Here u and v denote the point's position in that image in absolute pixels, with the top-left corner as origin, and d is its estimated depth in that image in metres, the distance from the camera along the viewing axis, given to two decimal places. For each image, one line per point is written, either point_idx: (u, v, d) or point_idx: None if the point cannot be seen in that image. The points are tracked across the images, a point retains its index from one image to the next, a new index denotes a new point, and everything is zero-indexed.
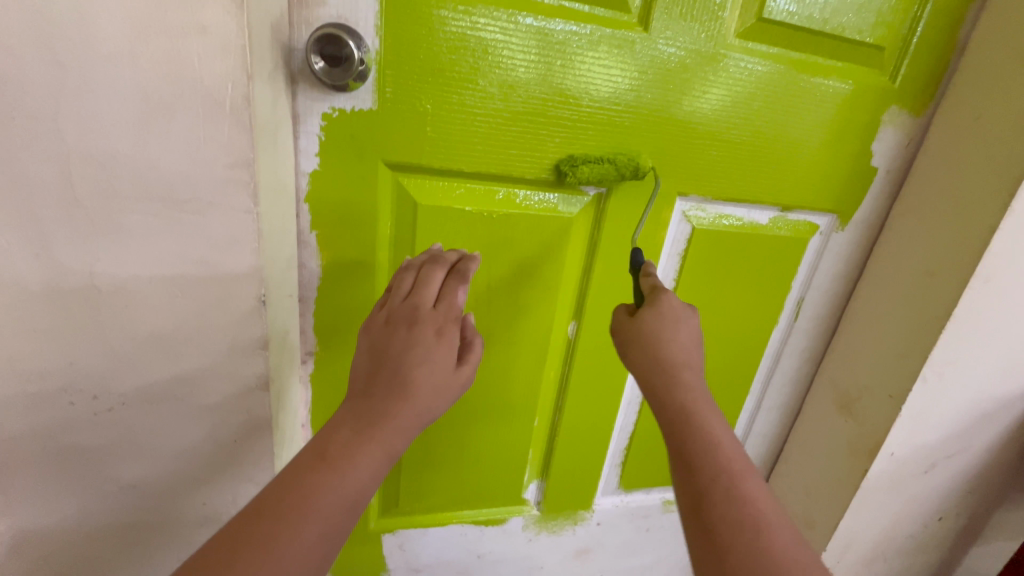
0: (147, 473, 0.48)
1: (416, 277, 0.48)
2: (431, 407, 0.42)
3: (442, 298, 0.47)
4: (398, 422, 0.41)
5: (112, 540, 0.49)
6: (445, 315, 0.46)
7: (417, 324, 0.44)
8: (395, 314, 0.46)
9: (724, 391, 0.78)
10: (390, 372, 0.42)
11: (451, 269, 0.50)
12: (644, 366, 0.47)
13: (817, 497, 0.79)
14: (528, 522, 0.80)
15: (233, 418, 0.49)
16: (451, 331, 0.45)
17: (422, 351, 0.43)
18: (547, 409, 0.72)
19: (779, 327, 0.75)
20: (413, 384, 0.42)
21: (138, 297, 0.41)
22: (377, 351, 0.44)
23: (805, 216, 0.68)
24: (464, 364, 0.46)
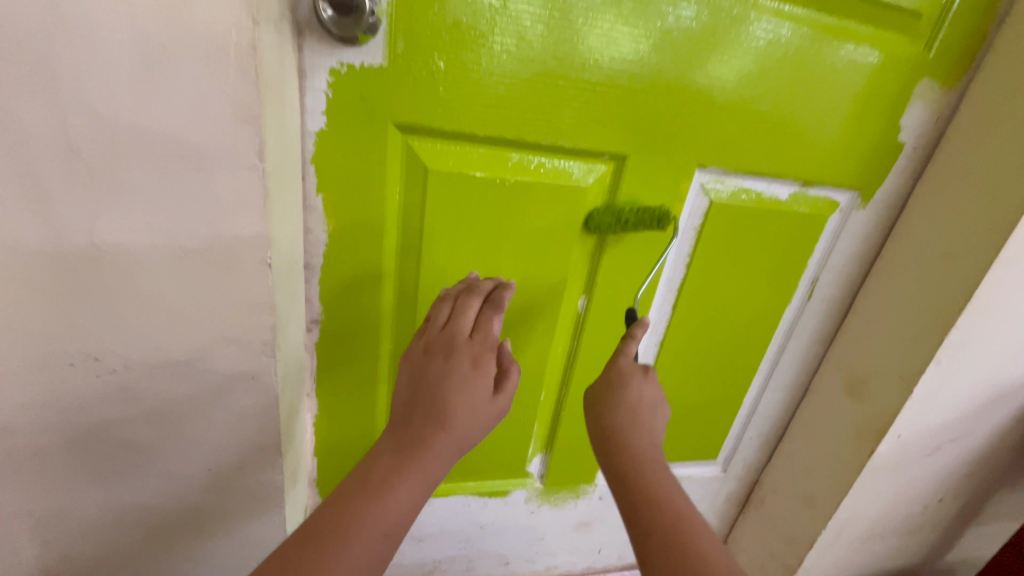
0: (151, 438, 0.47)
1: (452, 307, 0.49)
2: (467, 433, 0.43)
3: (478, 328, 0.48)
4: (435, 449, 0.42)
5: (119, 505, 0.49)
6: (480, 345, 0.47)
7: (454, 355, 0.45)
8: (432, 344, 0.47)
9: (731, 368, 0.77)
10: (427, 403, 0.43)
11: (486, 298, 0.50)
12: (600, 432, 0.48)
13: (819, 476, 0.79)
14: (531, 494, 0.80)
15: (239, 385, 0.47)
16: (486, 361, 0.46)
17: (459, 380, 0.44)
18: (554, 383, 0.71)
19: (792, 306, 0.74)
20: (452, 413, 0.43)
21: (140, 256, 0.40)
22: (415, 381, 0.45)
23: (826, 193, 0.66)
24: (501, 394, 0.45)
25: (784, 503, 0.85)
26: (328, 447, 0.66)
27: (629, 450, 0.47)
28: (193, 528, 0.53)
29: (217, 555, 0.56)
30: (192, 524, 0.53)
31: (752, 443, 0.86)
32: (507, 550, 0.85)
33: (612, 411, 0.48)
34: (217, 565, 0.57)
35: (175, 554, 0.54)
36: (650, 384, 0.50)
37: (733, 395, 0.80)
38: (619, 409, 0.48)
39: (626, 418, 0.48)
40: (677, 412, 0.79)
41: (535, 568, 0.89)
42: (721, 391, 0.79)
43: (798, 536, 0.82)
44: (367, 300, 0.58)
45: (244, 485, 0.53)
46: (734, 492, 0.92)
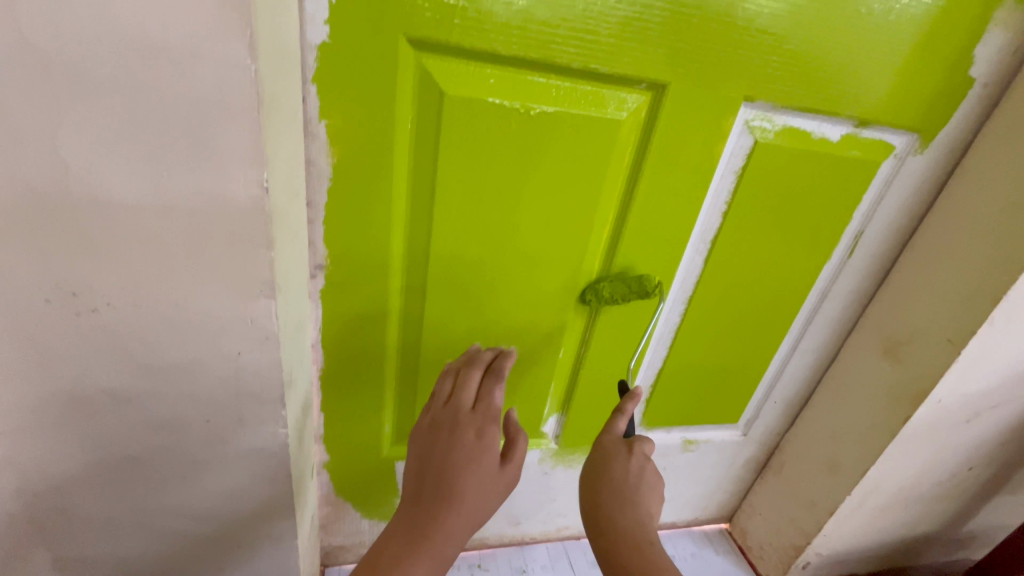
0: (141, 387, 0.43)
1: (454, 381, 0.55)
2: (478, 507, 0.48)
3: (480, 399, 0.53)
4: (446, 525, 0.47)
5: (112, 457, 0.46)
6: (483, 415, 0.52)
7: (459, 429, 0.51)
8: (437, 419, 0.52)
9: (761, 328, 0.73)
10: (436, 479, 0.49)
11: (486, 368, 0.56)
12: (590, 511, 0.51)
13: (845, 442, 0.76)
14: (545, 455, 0.77)
15: (236, 330, 0.42)
16: (490, 431, 0.51)
17: (466, 454, 0.49)
18: (573, 340, 0.67)
19: (832, 262, 0.69)
20: (461, 486, 0.48)
21: (115, 176, 0.34)
22: (423, 457, 0.50)
23: (881, 134, 0.60)
24: (509, 462, 0.51)
25: (806, 469, 0.82)
26: (335, 401, 0.63)
27: (614, 527, 0.49)
28: (193, 484, 0.49)
29: (220, 513, 0.52)
30: (191, 478, 0.49)
31: (775, 407, 0.83)
32: (518, 510, 0.83)
33: (602, 488, 0.51)
34: (219, 525, 0.53)
35: (174, 510, 0.50)
36: (636, 460, 0.52)
37: (760, 356, 0.76)
38: (607, 485, 0.51)
39: (614, 495, 0.50)
40: (701, 373, 0.76)
41: (546, 529, 0.87)
42: (748, 352, 0.75)
43: (820, 502, 0.80)
44: (376, 244, 0.53)
45: (245, 442, 0.48)
46: (752, 458, 0.89)
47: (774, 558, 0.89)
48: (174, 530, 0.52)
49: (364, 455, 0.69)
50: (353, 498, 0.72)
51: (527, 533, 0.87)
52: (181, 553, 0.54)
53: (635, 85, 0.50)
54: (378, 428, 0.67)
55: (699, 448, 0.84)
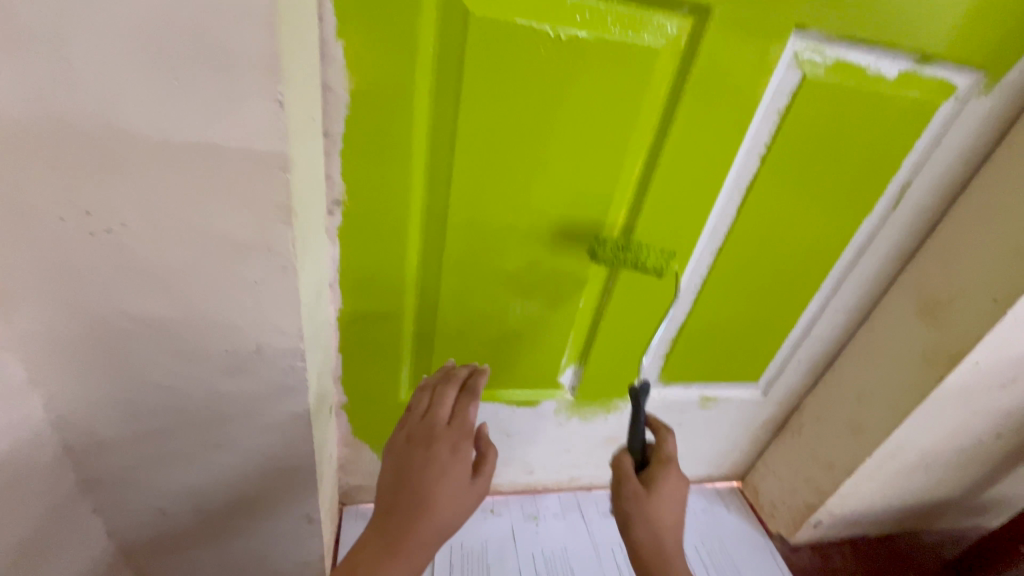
0: (161, 313, 0.42)
1: (431, 397, 0.58)
2: (449, 518, 0.51)
3: (455, 415, 0.56)
4: (419, 536, 0.49)
5: (135, 382, 0.46)
6: (457, 431, 0.55)
7: (435, 443, 0.53)
8: (414, 433, 0.55)
9: (792, 283, 0.70)
10: (411, 491, 0.51)
11: (461, 385, 0.59)
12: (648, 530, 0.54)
13: (870, 404, 0.74)
14: (560, 407, 0.77)
15: (254, 258, 0.41)
16: (463, 446, 0.54)
17: (441, 468, 0.52)
18: (595, 289, 0.66)
19: (873, 215, 0.65)
20: (434, 500, 0.51)
21: (122, 78, 0.32)
22: (400, 470, 0.53)
23: (943, 72, 0.55)
24: (478, 476, 0.54)
25: (825, 431, 0.81)
26: (353, 343, 0.63)
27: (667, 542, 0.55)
28: (214, 414, 0.50)
29: (242, 444, 0.53)
30: (213, 408, 0.49)
31: (798, 367, 0.81)
32: (531, 459, 0.84)
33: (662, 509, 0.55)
34: (241, 457, 0.54)
35: (197, 439, 0.51)
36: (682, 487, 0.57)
37: (788, 313, 0.73)
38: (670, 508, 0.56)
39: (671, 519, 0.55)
40: (724, 330, 0.74)
41: (559, 479, 0.88)
42: (776, 308, 0.72)
43: (839, 463, 0.79)
44: (395, 179, 0.51)
45: (264, 375, 0.48)
46: (770, 418, 0.88)
47: (786, 517, 0.89)
48: (198, 459, 0.53)
49: (382, 398, 0.69)
50: (370, 440, 0.74)
51: (540, 482, 0.89)
52: (205, 482, 0.55)
53: (677, 7, 0.46)
54: (396, 372, 0.67)
55: (717, 405, 0.83)
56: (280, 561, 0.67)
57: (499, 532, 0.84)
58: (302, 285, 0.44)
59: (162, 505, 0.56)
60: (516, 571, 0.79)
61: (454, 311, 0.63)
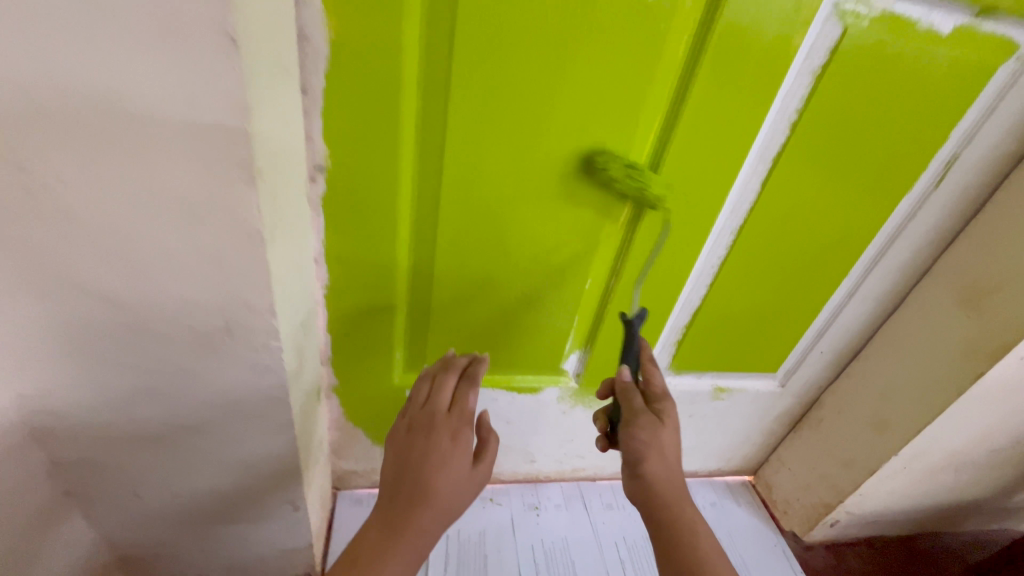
0: (117, 284, 0.39)
1: (430, 386, 0.55)
2: (451, 505, 0.48)
3: (455, 403, 0.53)
4: (421, 522, 0.47)
5: (98, 357, 0.42)
6: (458, 418, 0.52)
7: (434, 431, 0.51)
8: (414, 422, 0.52)
9: (817, 267, 0.64)
10: (411, 479, 0.48)
11: (461, 373, 0.56)
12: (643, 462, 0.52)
13: (897, 400, 0.69)
14: (563, 394, 0.73)
15: (216, 224, 0.36)
16: (464, 433, 0.51)
17: (441, 455, 0.49)
18: (603, 269, 0.61)
19: (914, 193, 0.59)
20: (435, 486, 0.48)
21: (46, 6, 0.27)
22: (399, 459, 0.50)
23: (1005, 29, 0.48)
24: (480, 462, 0.51)
25: (846, 425, 0.76)
26: (342, 322, 0.59)
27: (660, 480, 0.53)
28: (184, 395, 0.46)
29: (219, 425, 0.49)
30: (182, 389, 0.46)
31: (820, 359, 0.75)
32: (533, 447, 0.80)
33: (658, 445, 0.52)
34: (217, 440, 0.51)
35: (167, 421, 0.48)
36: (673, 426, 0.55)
37: (812, 300, 0.68)
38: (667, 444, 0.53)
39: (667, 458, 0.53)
40: (742, 317, 0.68)
41: (561, 468, 0.85)
42: (800, 295, 0.67)
43: (860, 460, 0.74)
44: (383, 143, 0.46)
45: (234, 355, 0.44)
46: (787, 411, 0.83)
47: (800, 514, 0.85)
48: (171, 443, 0.50)
49: (375, 381, 0.66)
50: (364, 424, 0.70)
51: (541, 471, 0.85)
52: (180, 466, 0.52)
53: None
54: (388, 354, 0.63)
55: (731, 396, 0.79)
56: (267, 547, 0.64)
57: (497, 520, 0.81)
58: (275, 254, 0.40)
59: (138, 488, 0.53)
60: (514, 563, 0.76)
61: (450, 290, 0.58)
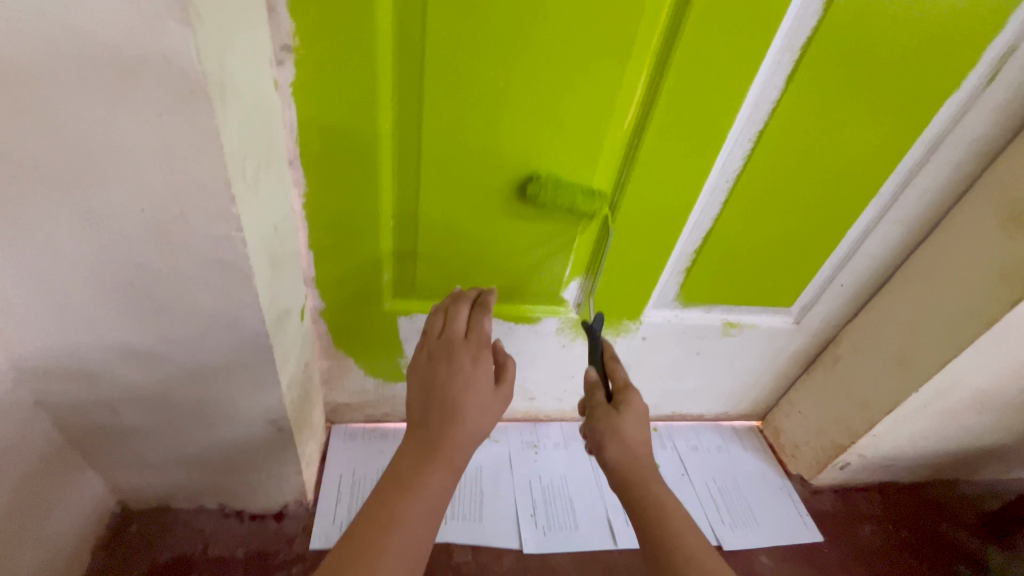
0: (40, 169, 0.33)
1: (444, 315, 0.51)
2: (481, 426, 0.45)
3: (471, 328, 0.50)
4: (456, 442, 0.44)
5: (32, 259, 0.37)
6: (477, 342, 0.49)
7: (455, 355, 0.47)
8: (433, 350, 0.48)
9: (844, 184, 0.58)
10: (440, 404, 0.45)
11: (472, 302, 0.53)
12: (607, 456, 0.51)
13: (924, 333, 0.64)
14: (563, 326, 0.69)
15: (151, 87, 0.30)
16: (485, 355, 0.48)
17: (465, 378, 0.46)
18: (606, 183, 0.56)
19: (959, 96, 0.53)
20: (464, 409, 0.45)
21: None
22: (423, 387, 0.46)
23: None
24: (502, 384, 0.48)
25: (864, 364, 0.72)
26: (326, 239, 0.55)
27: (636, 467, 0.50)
28: (138, 313, 0.41)
29: (188, 340, 0.44)
30: (134, 307, 0.41)
31: (840, 293, 0.70)
32: (532, 385, 0.77)
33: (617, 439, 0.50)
34: (184, 366, 0.46)
35: (124, 343, 0.43)
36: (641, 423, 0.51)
37: (836, 224, 0.62)
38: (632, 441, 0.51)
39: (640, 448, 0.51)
40: (758, 243, 0.63)
41: (561, 407, 0.82)
42: (822, 217, 0.61)
43: (878, 400, 0.70)
44: (361, 18, 0.42)
45: (189, 264, 0.39)
46: (801, 351, 0.79)
47: (810, 457, 0.82)
48: (132, 367, 0.45)
49: (364, 307, 0.62)
50: (355, 354, 0.68)
51: (541, 410, 0.83)
52: (147, 394, 0.48)
53: None
54: (376, 278, 0.60)
55: (742, 333, 0.74)
56: (253, 480, 0.61)
57: (495, 459, 0.79)
58: (228, 130, 0.34)
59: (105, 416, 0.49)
60: (511, 499, 0.74)
61: (439, 204, 0.54)
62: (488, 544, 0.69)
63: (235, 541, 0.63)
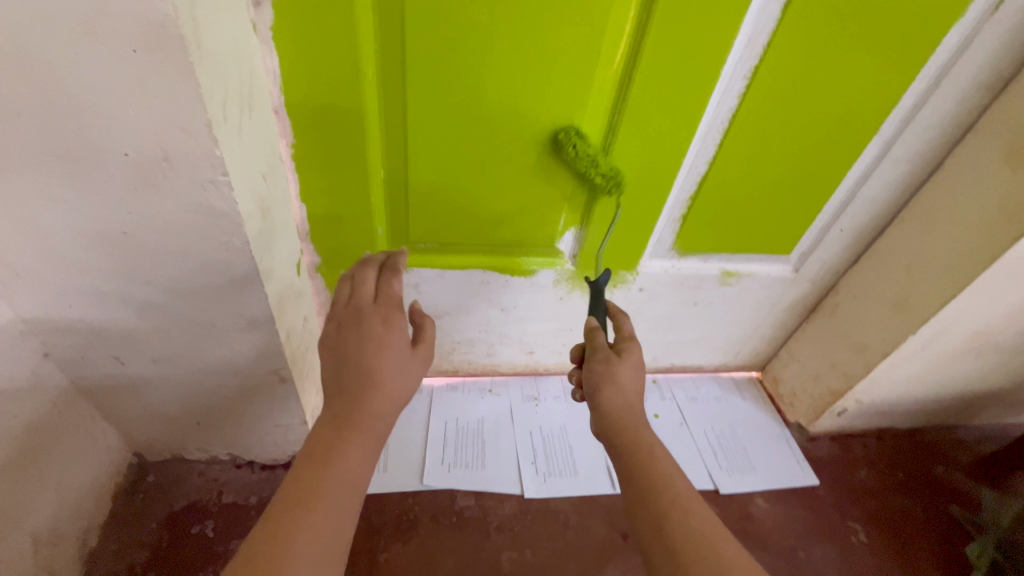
0: (21, 118, 0.33)
1: (352, 283, 0.49)
2: (402, 388, 0.44)
3: (380, 292, 0.49)
4: (374, 408, 0.43)
5: (25, 211, 0.38)
6: (386, 305, 0.47)
7: (364, 321, 0.46)
8: (342, 318, 0.46)
9: (843, 122, 0.57)
10: (353, 370, 0.43)
11: (382, 266, 0.51)
12: (603, 403, 0.50)
13: (923, 276, 0.63)
14: (560, 278, 0.69)
15: (121, 26, 0.30)
16: (396, 316, 0.47)
17: (376, 341, 0.44)
18: (597, 125, 0.55)
19: (965, 22, 0.51)
20: (379, 372, 0.43)
21: None
22: (335, 356, 0.44)
23: None
24: (418, 344, 0.47)
25: (862, 310, 0.71)
26: (318, 192, 0.55)
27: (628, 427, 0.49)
28: (133, 264, 0.42)
29: (185, 291, 0.45)
30: (130, 258, 0.42)
31: (840, 239, 0.69)
32: (530, 338, 0.78)
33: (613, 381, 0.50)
34: (182, 318, 0.47)
35: (122, 295, 0.44)
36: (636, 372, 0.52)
37: (836, 165, 0.61)
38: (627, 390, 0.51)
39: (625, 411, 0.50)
40: (755, 186, 0.62)
41: (561, 361, 0.83)
42: (821, 158, 0.60)
43: (874, 344, 0.70)
44: None
45: (177, 213, 0.39)
46: (800, 300, 0.79)
47: (807, 405, 0.83)
48: (134, 320, 0.47)
49: None
50: None
51: (540, 364, 0.84)
52: (150, 347, 0.49)
53: None
54: (370, 231, 0.60)
55: (739, 283, 0.74)
56: (261, 431, 0.63)
57: (495, 410, 0.81)
58: (204, 70, 0.34)
59: (112, 369, 0.51)
60: (512, 448, 0.76)
61: (429, 150, 0.54)
62: (490, 489, 0.72)
63: (249, 488, 0.66)
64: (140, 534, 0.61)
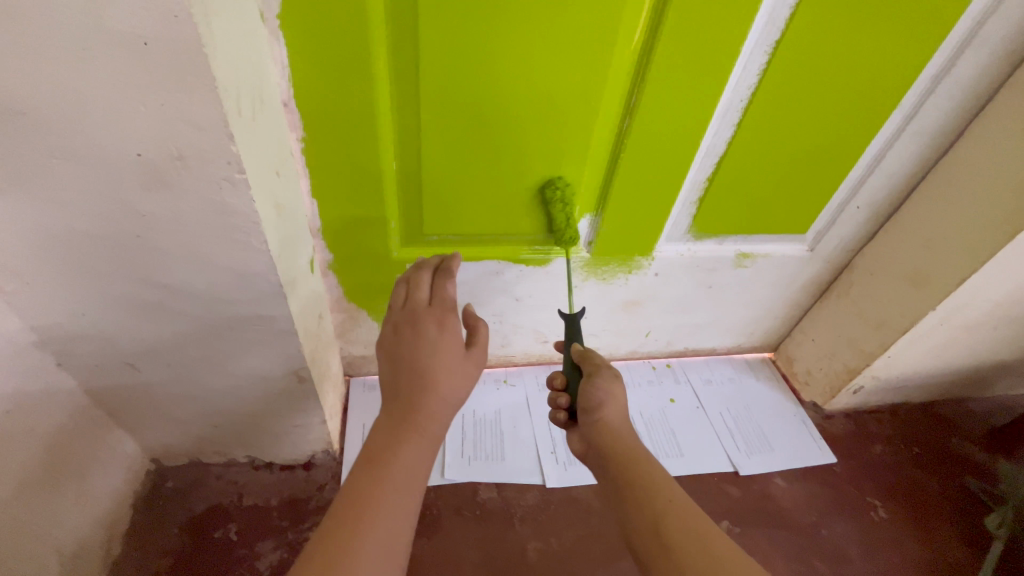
0: (26, 119, 0.31)
1: (407, 285, 0.49)
2: (456, 390, 0.44)
3: (434, 294, 0.48)
4: (430, 410, 0.43)
5: (31, 216, 0.36)
6: (441, 308, 0.47)
7: (420, 325, 0.45)
8: (398, 322, 0.46)
9: (863, 96, 0.55)
10: (410, 375, 0.43)
11: (435, 268, 0.50)
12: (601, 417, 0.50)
13: (941, 251, 0.63)
14: (575, 266, 0.68)
15: (127, 16, 0.28)
16: (451, 320, 0.46)
17: (431, 345, 0.44)
18: (613, 109, 0.54)
19: None
20: (436, 376, 0.43)
21: None
22: (393, 360, 0.45)
23: None
24: (473, 347, 0.47)
25: (878, 286, 0.71)
26: (329, 188, 0.54)
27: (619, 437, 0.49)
28: (146, 268, 0.41)
29: (201, 294, 0.44)
30: (143, 262, 0.40)
31: (856, 215, 0.69)
32: (544, 327, 0.78)
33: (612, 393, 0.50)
34: (197, 321, 0.46)
35: (136, 300, 0.43)
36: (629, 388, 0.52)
37: (854, 141, 0.60)
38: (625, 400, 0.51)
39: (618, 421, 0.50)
40: (772, 166, 0.61)
41: None
42: (840, 134, 0.59)
43: (891, 321, 0.69)
44: None
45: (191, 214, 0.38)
46: (814, 279, 0.78)
47: (823, 383, 0.83)
48: (148, 325, 0.45)
49: (371, 257, 0.61)
50: (366, 307, 0.67)
51: (554, 352, 0.83)
52: (165, 352, 0.48)
53: None
54: (383, 226, 0.58)
55: (754, 264, 0.73)
56: (278, 432, 0.62)
57: (511, 401, 0.80)
58: (217, 63, 0.32)
59: (127, 376, 0.50)
60: (530, 438, 0.76)
61: (440, 147, 0.53)
62: (510, 481, 0.71)
63: (268, 490, 0.66)
64: (161, 541, 0.60)
